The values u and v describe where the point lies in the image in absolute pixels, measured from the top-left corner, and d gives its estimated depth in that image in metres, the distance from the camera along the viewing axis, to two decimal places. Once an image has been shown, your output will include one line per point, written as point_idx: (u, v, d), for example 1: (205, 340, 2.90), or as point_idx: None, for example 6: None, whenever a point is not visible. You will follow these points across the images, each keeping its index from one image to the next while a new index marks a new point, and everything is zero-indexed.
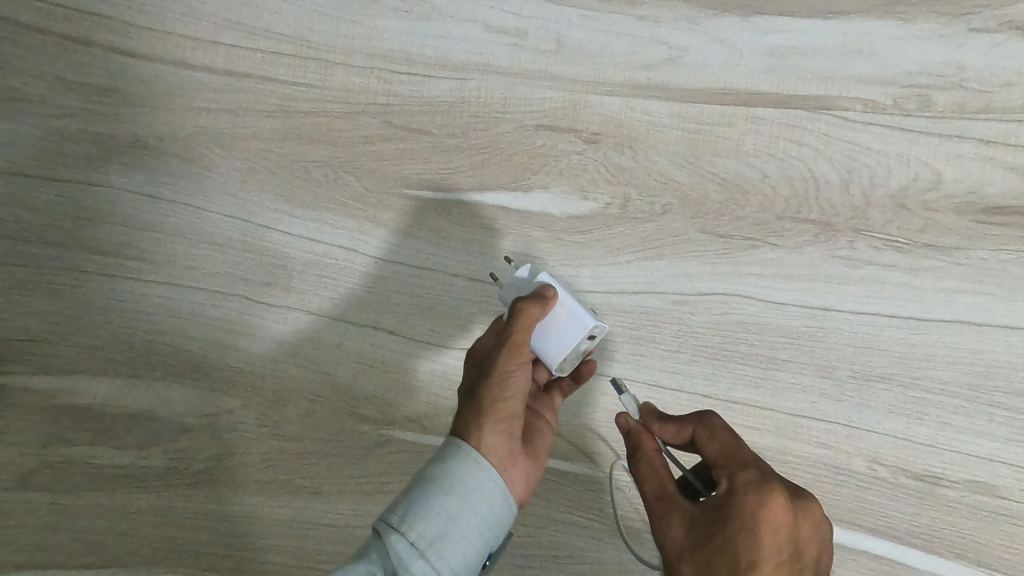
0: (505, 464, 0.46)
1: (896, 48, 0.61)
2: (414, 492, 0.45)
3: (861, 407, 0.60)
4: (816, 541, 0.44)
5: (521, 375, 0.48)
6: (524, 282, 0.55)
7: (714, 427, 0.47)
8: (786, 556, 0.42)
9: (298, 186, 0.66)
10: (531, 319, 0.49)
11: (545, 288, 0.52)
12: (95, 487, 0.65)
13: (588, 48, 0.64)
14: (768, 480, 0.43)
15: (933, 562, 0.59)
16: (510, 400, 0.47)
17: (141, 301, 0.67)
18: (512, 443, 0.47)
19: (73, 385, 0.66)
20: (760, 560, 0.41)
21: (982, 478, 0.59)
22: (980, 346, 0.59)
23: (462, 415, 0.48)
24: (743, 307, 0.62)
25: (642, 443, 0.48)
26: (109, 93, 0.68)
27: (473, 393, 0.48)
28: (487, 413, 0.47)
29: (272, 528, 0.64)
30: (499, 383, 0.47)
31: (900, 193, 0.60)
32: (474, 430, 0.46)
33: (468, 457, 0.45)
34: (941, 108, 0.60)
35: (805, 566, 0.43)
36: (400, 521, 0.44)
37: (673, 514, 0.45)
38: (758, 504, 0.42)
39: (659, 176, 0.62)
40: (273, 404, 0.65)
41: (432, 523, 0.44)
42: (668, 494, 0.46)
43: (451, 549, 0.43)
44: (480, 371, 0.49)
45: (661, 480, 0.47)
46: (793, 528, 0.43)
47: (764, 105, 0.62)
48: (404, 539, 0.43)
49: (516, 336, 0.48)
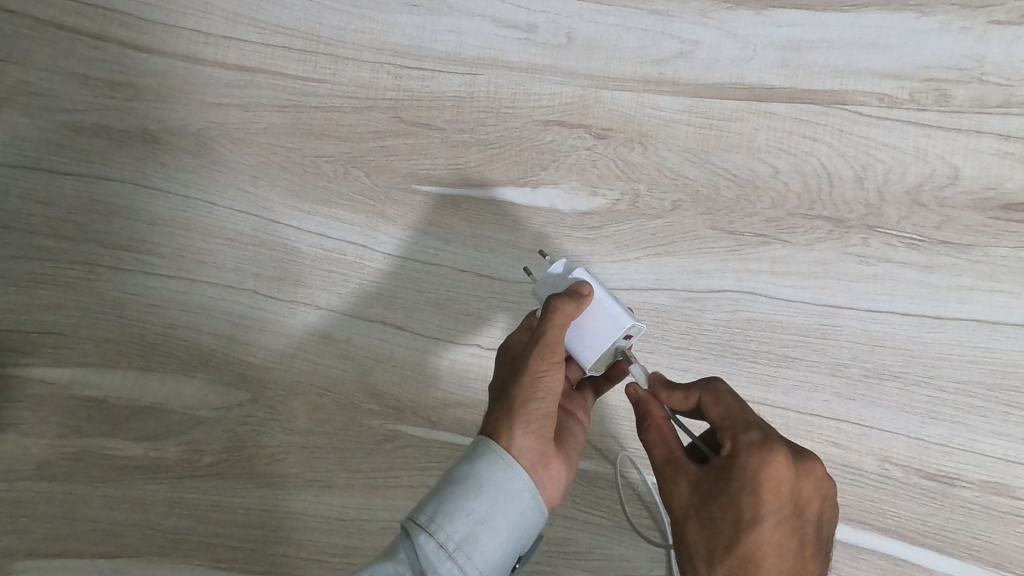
0: (537, 465, 0.46)
1: (915, 41, 0.60)
2: (443, 493, 0.45)
3: (873, 406, 0.60)
4: (821, 498, 0.44)
5: (554, 376, 0.47)
6: (559, 280, 0.52)
7: (719, 392, 0.46)
8: (789, 512, 0.42)
9: (309, 182, 0.66)
10: (565, 317, 0.47)
11: (580, 284, 0.49)
12: (110, 477, 0.66)
13: (599, 41, 0.63)
14: (771, 440, 0.42)
15: (945, 563, 0.58)
16: (543, 400, 0.47)
17: (154, 295, 0.68)
18: (543, 444, 0.47)
19: (89, 378, 0.67)
20: (762, 517, 0.42)
21: (996, 478, 0.58)
22: (996, 345, 0.58)
23: (493, 414, 0.47)
24: (752, 304, 0.61)
25: (653, 411, 0.47)
26: (123, 88, 0.69)
27: (505, 393, 0.47)
28: (519, 414, 0.46)
29: (284, 520, 0.65)
30: (531, 384, 0.47)
31: (916, 189, 0.59)
32: (505, 431, 0.46)
33: (499, 459, 0.45)
34: (960, 102, 0.59)
35: (810, 521, 0.43)
36: (429, 521, 0.44)
37: (681, 477, 0.44)
38: (761, 465, 0.42)
39: (669, 173, 0.62)
40: (283, 397, 0.66)
41: (460, 525, 0.44)
42: (676, 458, 0.45)
43: (479, 551, 0.43)
44: (511, 370, 0.49)
45: (670, 445, 0.46)
46: (796, 485, 0.42)
47: (777, 100, 0.61)
48: (433, 540, 0.44)
49: (548, 334, 0.47)
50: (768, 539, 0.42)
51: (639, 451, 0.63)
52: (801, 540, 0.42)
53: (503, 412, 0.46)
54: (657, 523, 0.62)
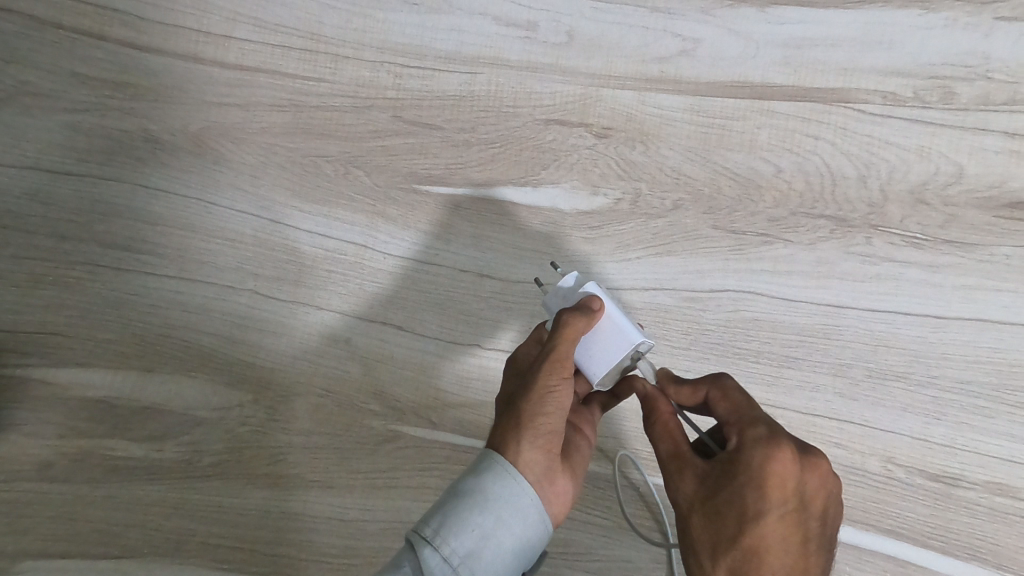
0: (542, 480, 0.46)
1: (920, 38, 0.59)
2: (448, 506, 0.45)
3: (876, 406, 0.59)
4: (825, 496, 0.44)
5: (563, 391, 0.46)
6: (570, 292, 0.50)
7: (727, 388, 0.46)
8: (792, 507, 0.42)
9: (309, 181, 0.66)
10: (575, 332, 0.46)
11: (591, 298, 0.48)
12: (111, 478, 0.66)
13: (600, 40, 0.63)
14: (777, 435, 0.42)
15: (948, 564, 0.58)
16: (552, 415, 0.46)
17: (155, 296, 0.68)
18: (550, 458, 0.46)
19: (90, 379, 0.67)
20: (767, 511, 0.41)
21: (1000, 479, 0.58)
22: (1001, 345, 0.58)
23: (500, 426, 0.47)
24: (754, 304, 0.61)
25: (659, 406, 0.46)
26: (122, 88, 0.69)
27: (512, 405, 0.47)
28: (526, 428, 0.45)
29: (284, 521, 0.65)
30: (540, 398, 0.46)
31: (920, 188, 0.59)
32: (511, 443, 0.45)
33: (505, 473, 0.45)
34: (964, 100, 0.59)
35: (813, 517, 0.43)
36: (434, 535, 0.44)
37: (686, 471, 0.44)
38: (766, 459, 0.42)
39: (670, 172, 0.62)
40: (283, 398, 0.66)
41: (465, 538, 0.43)
42: (682, 453, 0.45)
43: (482, 565, 0.43)
44: (520, 383, 0.48)
45: (676, 440, 0.45)
46: (800, 481, 0.42)
47: (780, 98, 0.61)
48: (437, 554, 0.43)
49: (558, 349, 0.46)
50: (771, 533, 0.42)
51: (640, 452, 0.62)
52: (804, 536, 0.42)
53: (510, 426, 0.45)
54: (658, 524, 0.62)
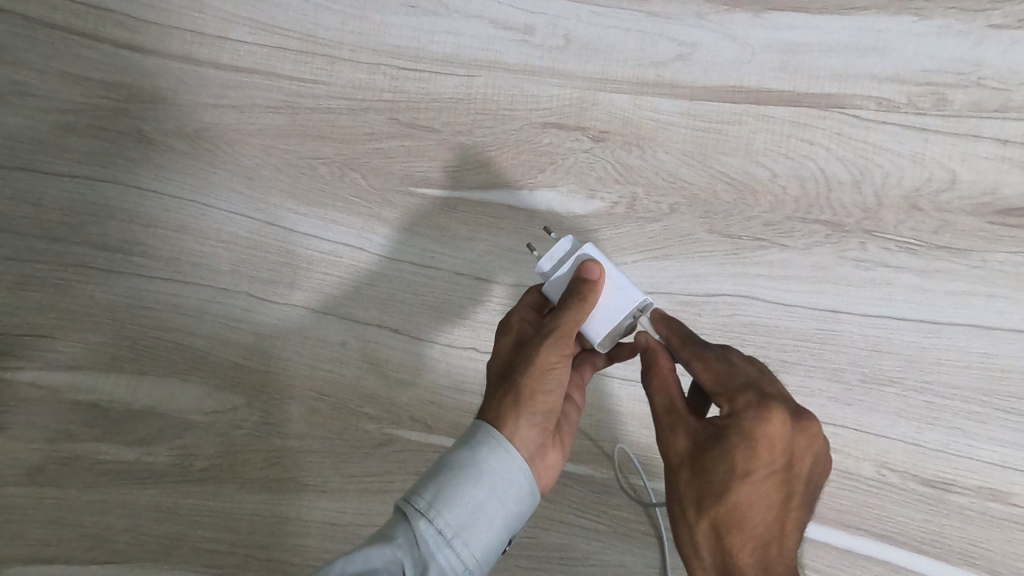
0: (536, 455, 0.46)
1: (914, 45, 0.60)
2: (441, 477, 0.43)
3: (870, 410, 0.59)
4: (814, 458, 0.43)
5: (563, 369, 0.46)
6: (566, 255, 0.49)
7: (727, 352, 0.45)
8: (780, 468, 0.42)
9: (304, 183, 0.66)
10: (581, 313, 0.46)
11: (592, 267, 0.47)
12: (103, 482, 0.66)
13: (598, 44, 0.63)
14: (769, 400, 0.42)
15: (941, 569, 0.58)
16: (550, 392, 0.46)
17: (148, 297, 0.67)
18: (544, 435, 0.46)
19: (82, 381, 0.67)
20: (753, 470, 0.41)
21: (992, 484, 0.58)
22: (992, 350, 0.58)
23: (496, 401, 0.46)
24: (750, 308, 0.61)
25: (659, 361, 0.45)
26: (116, 89, 0.68)
27: (510, 379, 0.46)
28: (525, 405, 0.45)
29: (278, 525, 0.64)
30: (540, 375, 0.45)
31: (914, 194, 0.59)
32: (509, 419, 0.44)
33: (499, 447, 0.44)
34: (958, 106, 0.59)
35: (799, 478, 0.43)
36: (427, 507, 0.42)
37: (678, 427, 0.44)
38: (758, 421, 0.41)
39: (667, 176, 0.62)
40: (276, 401, 0.65)
41: (460, 511, 0.42)
42: (677, 408, 0.44)
43: (475, 537, 0.42)
44: (518, 357, 0.47)
45: (671, 395, 0.45)
46: (791, 443, 0.42)
47: (775, 103, 0.61)
48: (432, 527, 0.42)
49: (563, 328, 0.46)
50: (755, 492, 0.41)
51: (636, 455, 0.62)
52: (789, 495, 0.42)
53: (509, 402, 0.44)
54: (654, 528, 0.62)
